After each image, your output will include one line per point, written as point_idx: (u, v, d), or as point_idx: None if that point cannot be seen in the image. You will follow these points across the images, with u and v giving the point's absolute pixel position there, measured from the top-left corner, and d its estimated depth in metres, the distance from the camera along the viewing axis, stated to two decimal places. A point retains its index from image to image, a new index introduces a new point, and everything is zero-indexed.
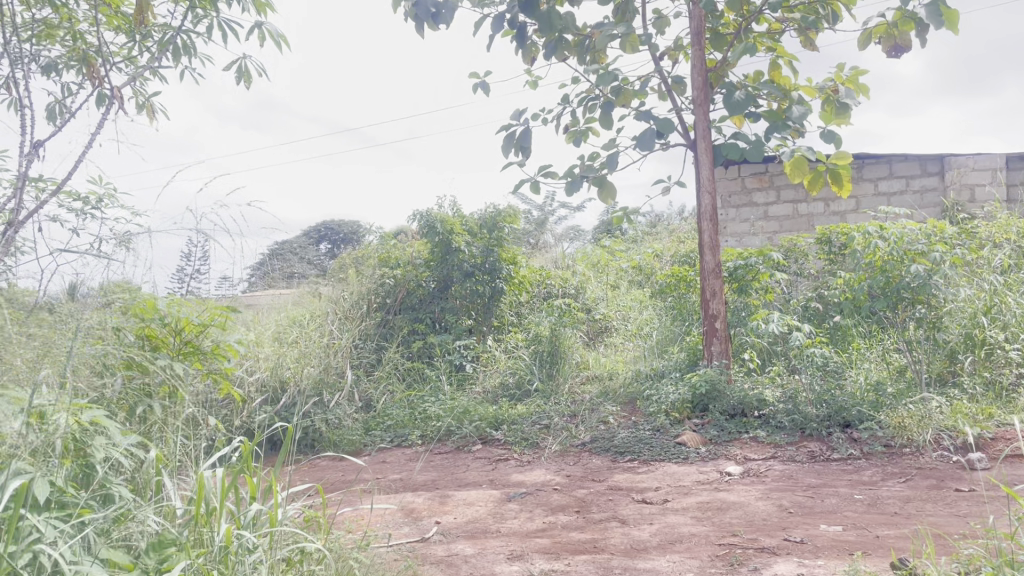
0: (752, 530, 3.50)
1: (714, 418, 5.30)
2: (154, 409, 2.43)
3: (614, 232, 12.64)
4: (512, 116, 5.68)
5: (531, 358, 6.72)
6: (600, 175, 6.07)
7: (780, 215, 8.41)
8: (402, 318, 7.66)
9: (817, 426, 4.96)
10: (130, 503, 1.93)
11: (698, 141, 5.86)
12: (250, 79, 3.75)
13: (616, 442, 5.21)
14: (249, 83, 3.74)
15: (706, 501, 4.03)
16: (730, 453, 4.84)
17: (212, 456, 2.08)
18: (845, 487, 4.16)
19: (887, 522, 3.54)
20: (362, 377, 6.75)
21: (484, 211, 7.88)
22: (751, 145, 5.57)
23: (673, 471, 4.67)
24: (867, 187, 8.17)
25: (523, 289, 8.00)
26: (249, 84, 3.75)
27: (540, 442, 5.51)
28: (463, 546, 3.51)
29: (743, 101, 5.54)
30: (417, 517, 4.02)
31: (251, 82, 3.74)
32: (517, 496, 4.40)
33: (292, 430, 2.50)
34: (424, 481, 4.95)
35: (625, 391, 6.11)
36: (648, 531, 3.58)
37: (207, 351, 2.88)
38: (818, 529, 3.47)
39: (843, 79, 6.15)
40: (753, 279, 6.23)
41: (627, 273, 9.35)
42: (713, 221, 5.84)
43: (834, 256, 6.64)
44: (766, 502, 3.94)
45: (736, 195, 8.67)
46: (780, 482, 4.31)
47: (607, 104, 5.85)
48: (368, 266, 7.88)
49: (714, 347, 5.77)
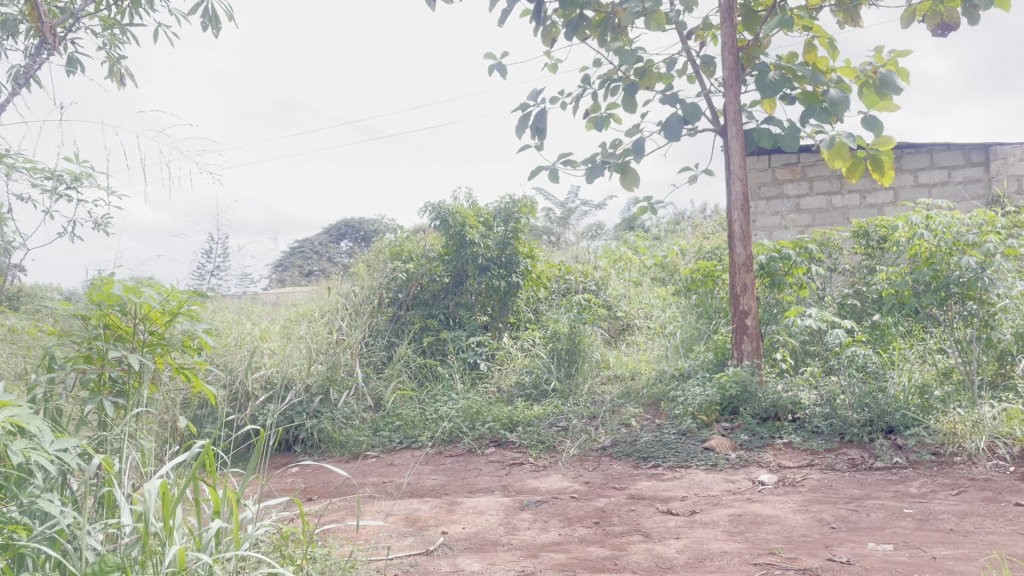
0: (791, 548, 3.14)
1: (744, 422, 4.93)
2: (105, 406, 2.14)
3: (636, 228, 12.24)
4: (530, 96, 5.35)
5: (549, 356, 6.39)
6: (623, 161, 5.71)
7: (813, 208, 8.02)
8: (415, 313, 7.31)
9: (857, 431, 4.60)
10: (58, 521, 1.64)
11: (728, 125, 5.48)
12: (217, 26, 3.55)
13: (639, 446, 4.86)
14: (217, 27, 3.58)
15: (738, 513, 3.67)
16: (762, 460, 4.48)
17: (167, 465, 1.76)
18: (890, 499, 3.78)
19: (943, 540, 3.17)
20: (372, 374, 6.44)
21: (499, 202, 7.57)
22: (785, 131, 5.18)
23: (700, 478, 4.31)
24: (906, 178, 7.75)
25: (541, 284, 7.68)
26: (218, 31, 3.56)
27: (557, 445, 5.16)
28: (470, 561, 3.17)
29: (777, 82, 5.17)
30: (422, 527, 3.70)
31: (218, 27, 3.54)
32: (531, 505, 4.06)
33: (264, 438, 2.18)
34: (432, 486, 4.65)
35: (648, 392, 5.75)
36: (674, 547, 3.23)
37: (179, 346, 2.36)
38: (866, 547, 3.11)
39: (884, 63, 5.71)
40: (786, 273, 5.84)
41: (650, 269, 8.96)
42: (744, 209, 5.45)
43: (872, 250, 6.29)
44: (804, 515, 3.57)
45: (766, 186, 8.24)
46: (818, 493, 3.94)
47: (631, 85, 5.49)
48: (379, 261, 7.54)
49: (745, 346, 5.40)
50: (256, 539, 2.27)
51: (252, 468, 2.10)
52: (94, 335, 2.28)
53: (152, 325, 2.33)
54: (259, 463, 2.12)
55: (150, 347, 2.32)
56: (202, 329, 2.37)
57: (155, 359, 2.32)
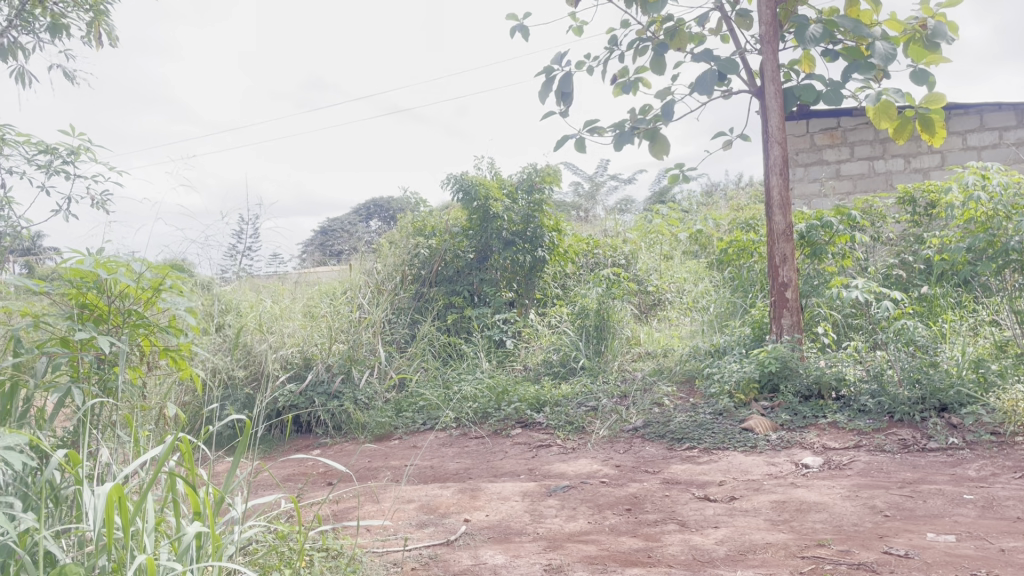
0: (843, 540, 2.86)
1: (785, 401, 4.64)
2: (77, 396, 1.93)
3: (667, 200, 11.93)
4: (554, 58, 5.06)
5: (577, 333, 6.14)
6: (653, 127, 5.40)
7: (853, 174, 7.66)
8: (439, 290, 7.10)
9: (908, 410, 4.28)
10: (11, 529, 1.43)
11: (765, 84, 5.14)
12: None
13: (672, 427, 4.60)
14: None
15: (781, 499, 3.39)
16: (805, 441, 4.20)
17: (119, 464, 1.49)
18: (948, 483, 3.49)
19: (1011, 530, 2.88)
20: (395, 353, 6.21)
21: (522, 172, 7.31)
22: (829, 87, 4.82)
23: (739, 461, 4.04)
24: (954, 141, 7.38)
25: (568, 259, 7.42)
26: None
27: (587, 426, 4.92)
28: (492, 553, 2.94)
29: (818, 37, 4.80)
30: (442, 514, 3.50)
31: None
32: (558, 490, 3.82)
33: (248, 430, 1.98)
34: (456, 470, 4.45)
35: (682, 369, 5.45)
36: (713, 538, 2.97)
37: (161, 327, 2.13)
38: (925, 539, 2.83)
39: (932, 15, 5.28)
40: (828, 242, 5.48)
41: (682, 242, 8.67)
42: (783, 173, 5.12)
43: (919, 217, 6.05)
44: (854, 502, 3.29)
45: (803, 153, 7.90)
46: (868, 477, 3.65)
47: (661, 45, 5.18)
48: (402, 236, 7.30)
49: (784, 320, 5.10)
50: (248, 540, 2.08)
51: (234, 465, 1.91)
52: (67, 316, 2.06)
53: (132, 304, 2.12)
54: (239, 460, 1.91)
55: (131, 327, 2.11)
56: (188, 306, 2.16)
57: (134, 340, 2.11)
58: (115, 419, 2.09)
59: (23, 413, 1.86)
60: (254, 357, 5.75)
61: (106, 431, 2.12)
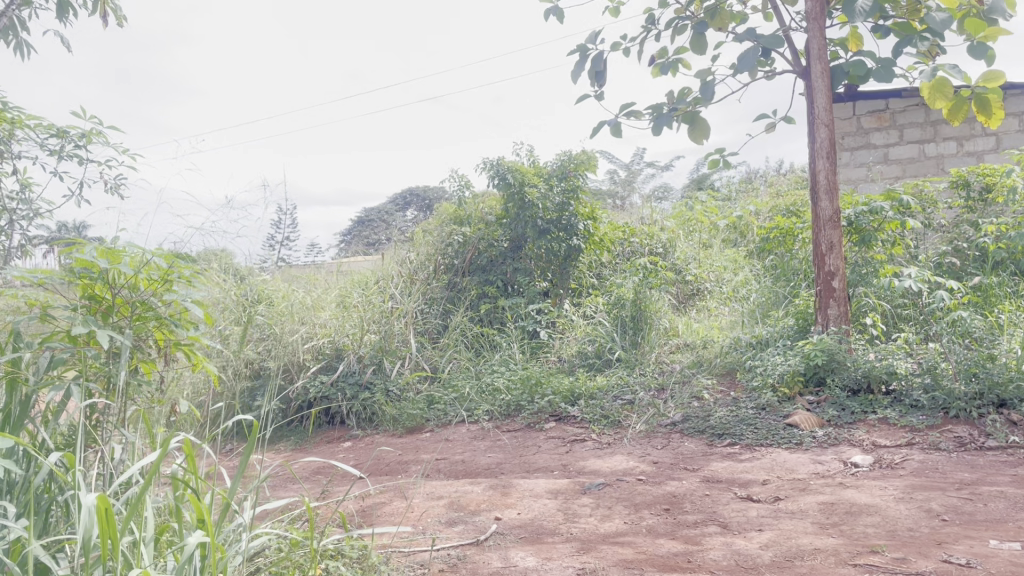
0: (897, 546, 2.67)
1: (832, 396, 4.44)
2: (76, 393, 1.83)
3: (706, 188, 11.67)
4: (589, 37, 4.88)
5: (613, 324, 5.97)
6: (691, 109, 5.20)
7: (903, 158, 7.37)
8: (472, 280, 6.96)
9: (964, 406, 4.04)
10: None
11: (811, 63, 4.90)
12: None
13: (712, 422, 4.42)
14: None
15: (830, 501, 3.20)
16: (854, 438, 3.99)
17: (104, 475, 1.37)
18: (1009, 485, 3.26)
19: None
20: (427, 344, 6.11)
21: (558, 159, 7.14)
22: (879, 65, 4.57)
23: (784, 459, 3.85)
24: (1011, 122, 7.05)
25: (604, 248, 7.25)
26: None
27: (623, 420, 4.76)
28: (523, 554, 2.81)
29: (869, 11, 4.54)
30: (473, 512, 3.37)
31: None
32: (592, 488, 3.67)
33: (255, 427, 1.85)
34: (488, 465, 4.32)
35: (722, 361, 5.25)
36: (757, 542, 2.80)
37: (169, 319, 2.03)
38: (988, 546, 2.62)
39: None
40: (877, 229, 5.24)
41: (721, 230, 8.43)
42: (830, 156, 4.88)
43: (973, 203, 5.78)
44: (908, 505, 3.09)
45: (850, 136, 7.58)
46: (922, 477, 3.45)
47: (701, 23, 4.97)
48: (437, 224, 7.20)
49: (831, 310, 4.88)
50: (258, 551, 1.98)
51: (242, 465, 1.79)
52: (73, 307, 1.96)
53: (140, 294, 2.01)
54: (248, 459, 1.79)
55: (138, 320, 2.01)
56: (197, 297, 2.05)
57: (142, 332, 2.01)
58: (121, 418, 2.00)
59: (22, 413, 1.76)
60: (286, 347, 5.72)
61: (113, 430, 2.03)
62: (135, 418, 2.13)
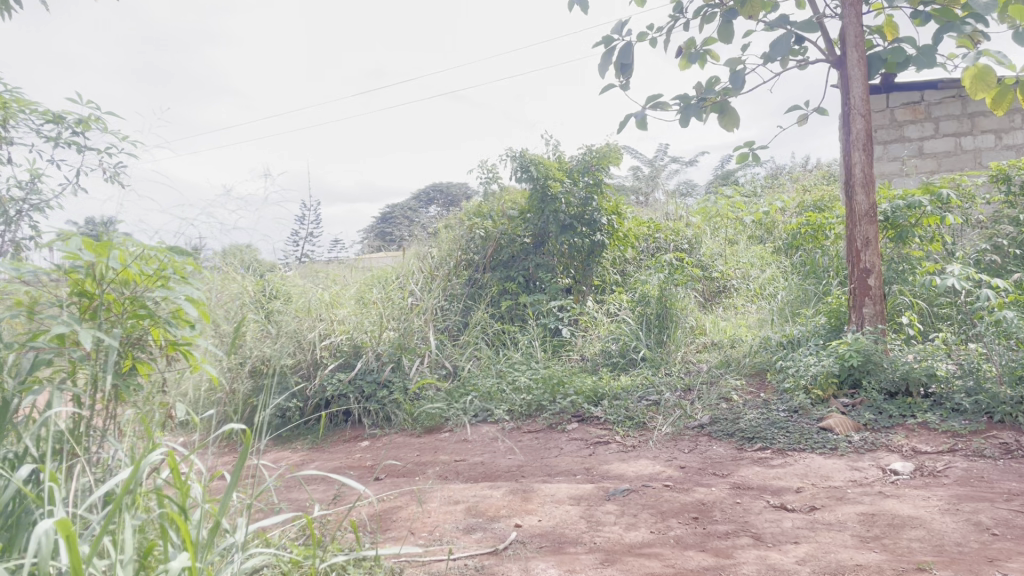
0: (946, 563, 2.49)
1: (869, 399, 4.24)
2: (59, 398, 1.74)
3: (731, 184, 11.44)
4: (614, 27, 4.71)
5: (637, 322, 5.80)
6: (720, 100, 5.02)
7: (938, 152, 7.13)
8: (493, 276, 6.79)
9: (1009, 411, 3.83)
10: None
11: (847, 51, 4.70)
12: None
13: (742, 425, 4.24)
14: None
15: (870, 512, 3.02)
16: (893, 444, 3.80)
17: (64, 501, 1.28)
18: None
19: None
20: (446, 341, 5.96)
21: (580, 152, 6.97)
22: (919, 51, 4.36)
23: (819, 465, 3.67)
24: None
25: (628, 244, 7.12)
26: None
27: (648, 422, 4.59)
28: (544, 566, 2.65)
29: None
30: (492, 519, 3.22)
31: None
32: (617, 494, 3.51)
33: (250, 433, 1.75)
34: (508, 467, 4.17)
35: (752, 361, 5.07)
36: (793, 556, 2.63)
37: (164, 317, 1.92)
38: None
39: None
40: (914, 225, 5.03)
41: (747, 227, 8.21)
42: (867, 148, 4.68)
43: (1014, 198, 5.54)
44: (955, 518, 2.90)
45: (883, 130, 7.34)
46: (967, 487, 3.25)
47: (729, 12, 4.78)
48: (457, 219, 7.04)
49: (866, 309, 4.69)
50: (258, 567, 1.91)
51: (236, 474, 1.69)
52: (60, 304, 1.86)
53: (134, 290, 1.90)
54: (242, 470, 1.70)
55: (131, 317, 1.90)
56: (196, 295, 1.93)
57: (134, 330, 1.90)
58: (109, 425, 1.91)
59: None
60: (303, 345, 5.61)
61: (102, 436, 1.93)
62: (130, 421, 2.04)
